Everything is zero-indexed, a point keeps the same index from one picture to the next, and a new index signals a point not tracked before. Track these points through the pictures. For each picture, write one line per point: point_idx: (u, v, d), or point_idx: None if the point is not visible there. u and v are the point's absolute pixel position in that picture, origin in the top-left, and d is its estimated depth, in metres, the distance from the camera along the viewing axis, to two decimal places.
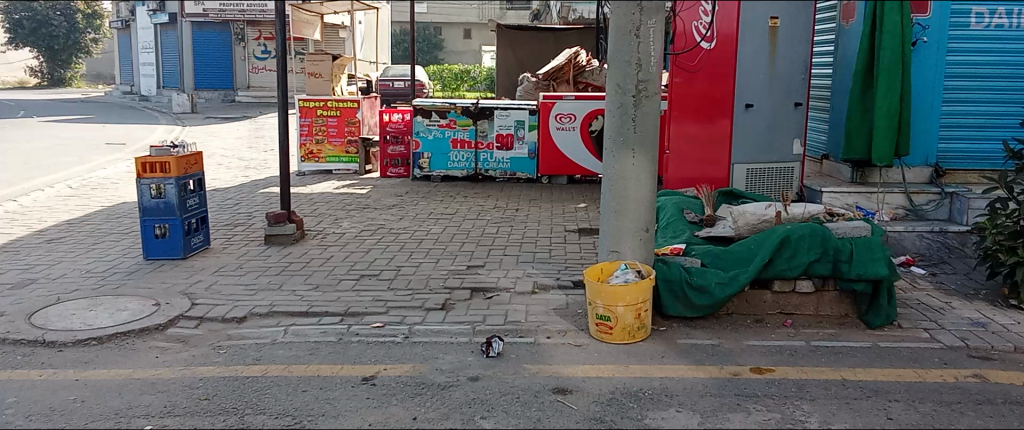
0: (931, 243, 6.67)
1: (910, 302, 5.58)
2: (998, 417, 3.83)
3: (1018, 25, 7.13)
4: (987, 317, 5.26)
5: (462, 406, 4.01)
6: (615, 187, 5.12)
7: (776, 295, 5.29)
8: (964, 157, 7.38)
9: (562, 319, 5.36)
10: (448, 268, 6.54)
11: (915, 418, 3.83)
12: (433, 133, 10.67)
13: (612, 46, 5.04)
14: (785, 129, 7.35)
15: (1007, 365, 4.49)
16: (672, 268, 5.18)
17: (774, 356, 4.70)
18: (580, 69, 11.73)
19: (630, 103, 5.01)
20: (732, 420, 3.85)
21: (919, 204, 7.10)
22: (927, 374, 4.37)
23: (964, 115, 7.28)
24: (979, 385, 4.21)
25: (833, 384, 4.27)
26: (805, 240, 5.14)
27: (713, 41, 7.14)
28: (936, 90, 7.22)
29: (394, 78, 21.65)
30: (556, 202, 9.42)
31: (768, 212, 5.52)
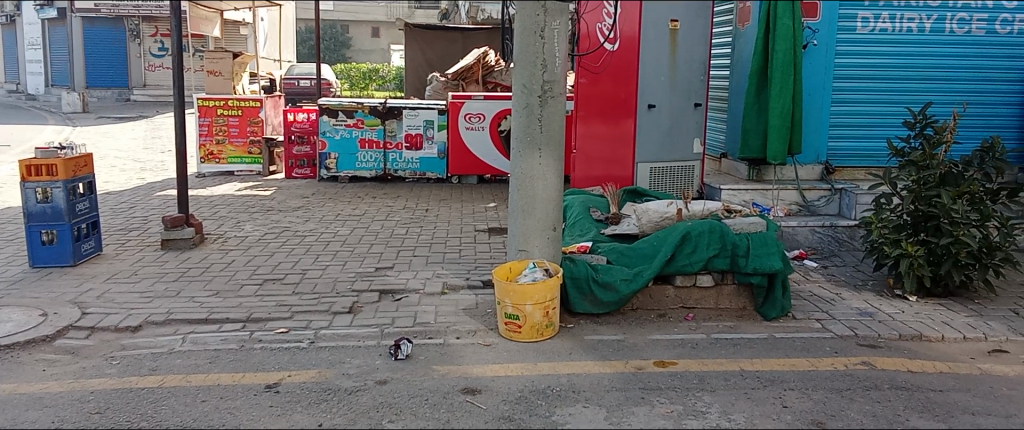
0: (823, 237, 7.01)
1: (803, 294, 5.83)
2: (884, 402, 4.03)
3: (901, 29, 7.54)
4: (873, 306, 5.55)
5: (369, 411, 3.95)
6: (522, 186, 5.13)
7: (678, 290, 5.44)
8: (852, 155, 7.76)
9: (471, 319, 5.35)
10: (356, 271, 6.43)
11: (808, 406, 4.00)
12: (340, 133, 10.48)
13: (517, 46, 5.05)
14: (685, 129, 7.57)
15: (891, 352, 4.74)
16: (579, 266, 5.25)
17: (677, 349, 4.83)
18: (489, 69, 11.79)
19: (535, 103, 5.04)
20: (637, 413, 3.93)
21: (811, 201, 7.42)
22: (819, 363, 4.57)
23: (851, 115, 7.66)
24: (866, 372, 4.43)
25: (732, 375, 4.41)
26: (705, 237, 5.29)
27: (617, 43, 7.26)
28: (825, 92, 7.56)
29: (300, 76, 21.14)
30: (466, 202, 9.41)
31: (669, 210, 5.67)
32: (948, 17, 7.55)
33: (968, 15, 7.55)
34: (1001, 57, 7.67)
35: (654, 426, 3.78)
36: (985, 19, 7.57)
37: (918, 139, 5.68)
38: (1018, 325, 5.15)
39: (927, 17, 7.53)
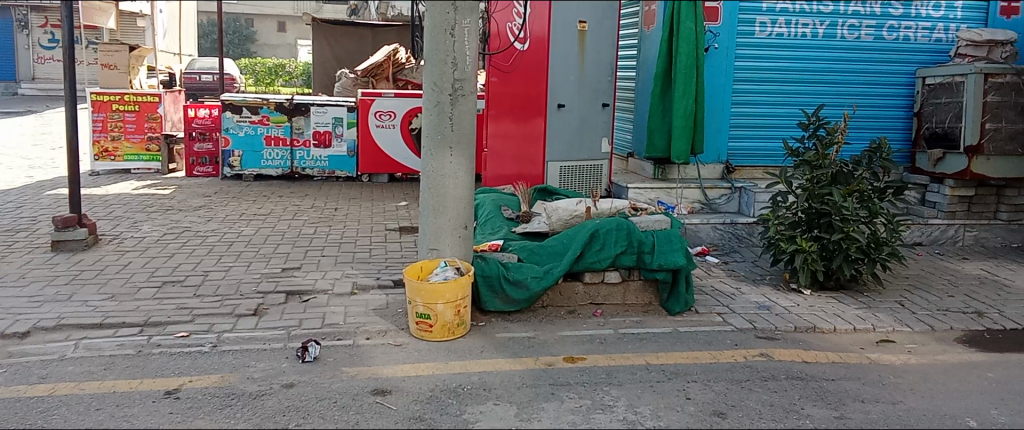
0: (724, 234, 7.28)
1: (705, 289, 6.04)
2: (781, 392, 4.22)
3: (797, 34, 7.89)
4: (771, 300, 5.79)
5: (275, 415, 3.86)
6: (432, 184, 5.11)
7: (587, 286, 5.53)
8: (750, 154, 8.07)
9: (381, 319, 5.30)
10: (261, 271, 6.27)
11: (710, 397, 4.15)
12: (244, 130, 10.16)
13: (427, 44, 5.04)
14: (594, 129, 7.66)
15: (787, 344, 4.97)
16: (490, 264, 5.27)
17: (585, 345, 4.92)
18: (399, 67, 11.66)
19: (446, 101, 5.03)
20: (546, 409, 3.98)
21: (713, 199, 7.70)
22: (720, 355, 4.74)
23: (750, 116, 7.97)
24: (764, 363, 4.63)
25: (638, 369, 4.52)
26: (612, 234, 5.40)
27: (527, 42, 7.35)
28: (726, 94, 7.83)
29: (201, 71, 20.40)
30: (376, 201, 9.30)
31: (578, 208, 5.77)
32: (839, 23, 7.96)
33: (858, 21, 7.99)
34: (888, 62, 8.09)
35: (564, 421, 3.83)
36: (874, 26, 8.01)
37: (812, 139, 5.94)
38: (903, 316, 5.47)
39: (821, 23, 7.92)
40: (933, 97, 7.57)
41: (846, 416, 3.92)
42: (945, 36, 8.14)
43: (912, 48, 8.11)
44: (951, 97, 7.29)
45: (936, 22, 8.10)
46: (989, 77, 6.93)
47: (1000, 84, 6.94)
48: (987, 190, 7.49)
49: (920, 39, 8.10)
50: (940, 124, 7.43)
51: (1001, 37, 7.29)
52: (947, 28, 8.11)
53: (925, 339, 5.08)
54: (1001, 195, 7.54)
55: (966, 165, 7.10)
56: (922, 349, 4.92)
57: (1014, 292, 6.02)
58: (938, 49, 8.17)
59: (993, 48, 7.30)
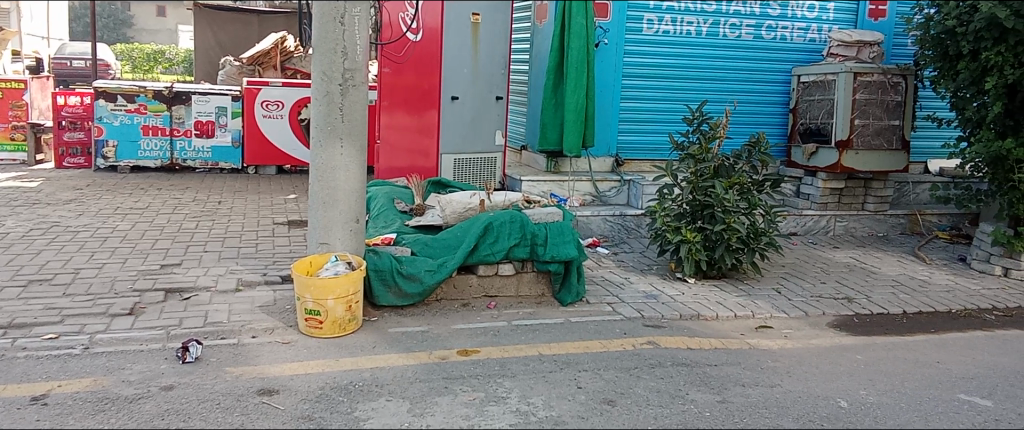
0: (613, 225, 7.43)
1: (596, 279, 6.17)
2: (668, 378, 4.35)
3: (681, 32, 8.14)
4: (657, 289, 5.97)
5: (153, 419, 3.66)
6: (322, 177, 4.97)
7: (481, 279, 5.53)
8: (639, 148, 8.27)
9: (268, 316, 5.13)
10: (138, 269, 5.94)
11: (600, 385, 4.23)
12: (120, 119, 9.65)
13: (316, 32, 4.89)
14: (487, 121, 7.65)
15: (673, 332, 5.13)
16: (382, 258, 5.19)
17: (479, 337, 4.91)
18: (287, 55, 11.28)
19: (336, 91, 4.90)
20: (439, 403, 3.95)
21: (602, 191, 7.84)
22: (610, 344, 4.85)
23: (638, 111, 8.16)
24: (652, 351, 4.76)
25: (531, 360, 4.56)
26: (506, 226, 5.43)
27: (420, 33, 7.22)
28: (615, 89, 7.99)
29: (72, 56, 19.18)
30: (264, 194, 8.99)
31: (473, 200, 5.75)
32: (722, 22, 8.27)
33: (739, 21, 8.32)
34: (766, 60, 8.46)
35: (457, 415, 3.82)
36: (753, 25, 8.36)
37: (695, 134, 6.14)
38: (780, 302, 5.74)
39: (704, 21, 8.21)
40: (808, 94, 7.98)
41: (728, 400, 4.08)
42: (818, 37, 8.59)
43: (789, 47, 8.51)
44: (825, 94, 7.70)
45: (810, 23, 8.53)
46: (857, 77, 7.36)
47: (868, 82, 7.38)
48: (856, 182, 7.92)
49: (796, 39, 8.51)
50: (814, 120, 7.85)
51: (869, 38, 7.70)
52: (821, 29, 8.57)
53: (799, 325, 5.36)
54: (868, 187, 7.98)
55: (837, 159, 7.51)
56: (797, 334, 5.18)
57: (880, 278, 6.43)
58: (812, 49, 8.60)
59: (862, 49, 7.72)
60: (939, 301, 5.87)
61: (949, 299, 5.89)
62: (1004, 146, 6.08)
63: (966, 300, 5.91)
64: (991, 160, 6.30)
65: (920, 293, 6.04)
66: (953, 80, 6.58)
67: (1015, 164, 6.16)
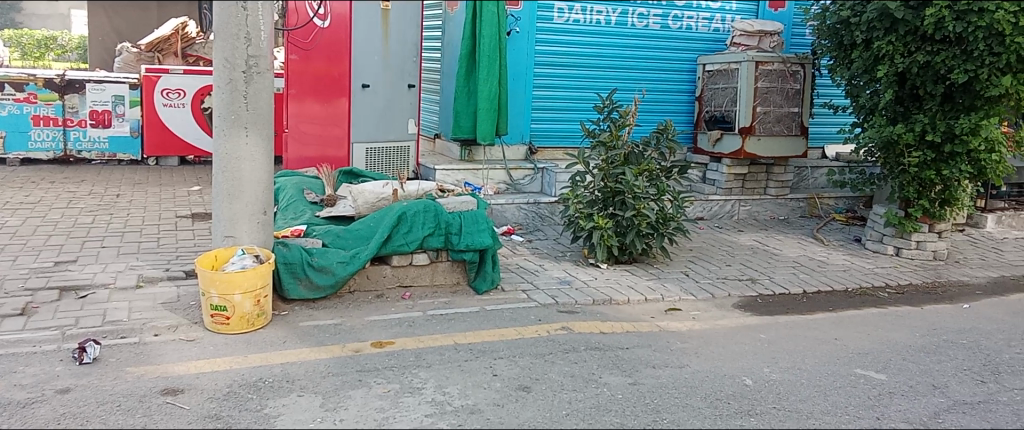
0: (527, 213, 7.47)
1: (511, 266, 6.19)
2: (581, 362, 4.41)
3: (591, 21, 8.22)
4: (571, 275, 6.04)
5: (48, 425, 3.47)
6: (227, 167, 4.80)
7: (394, 269, 5.47)
8: (552, 136, 8.33)
9: (171, 313, 4.93)
10: (29, 266, 5.62)
11: (515, 372, 4.25)
12: (7, 109, 9.08)
13: (217, 18, 4.71)
14: (400, 110, 7.53)
15: (586, 317, 5.20)
16: (292, 250, 5.06)
17: (393, 328, 4.86)
18: (189, 41, 10.79)
19: (239, 79, 4.74)
20: (353, 397, 3.89)
21: (517, 179, 7.88)
22: (525, 331, 4.87)
23: (550, 99, 8.21)
24: (565, 336, 4.82)
25: (446, 349, 4.54)
26: (420, 216, 5.38)
27: (328, 19, 7.04)
28: (527, 77, 8.02)
29: None
30: (166, 186, 8.64)
31: (385, 190, 5.66)
32: (630, 12, 8.40)
33: (646, 10, 8.47)
34: (673, 49, 8.65)
35: (371, 408, 3.77)
36: (660, 15, 8.53)
37: (606, 121, 6.22)
38: (687, 285, 5.90)
39: (613, 11, 8.32)
40: (712, 83, 8.19)
41: (640, 382, 4.17)
42: (723, 27, 8.82)
43: (694, 37, 8.71)
44: (728, 83, 7.93)
45: (714, 13, 8.75)
46: (759, 65, 7.60)
47: (769, 71, 7.64)
48: (758, 168, 8.20)
49: (701, 29, 8.73)
50: (718, 108, 8.08)
51: (770, 28, 7.96)
52: (725, 19, 8.80)
53: (707, 306, 5.52)
54: (770, 173, 8.29)
55: (741, 145, 7.74)
56: (705, 315, 5.34)
57: (781, 260, 6.69)
58: (717, 38, 8.82)
59: (763, 38, 7.98)
60: (837, 280, 6.15)
61: (846, 278, 6.19)
62: (895, 131, 6.39)
63: (862, 278, 6.22)
64: (883, 145, 6.61)
65: (819, 273, 6.32)
66: (847, 69, 6.87)
67: (905, 149, 6.49)
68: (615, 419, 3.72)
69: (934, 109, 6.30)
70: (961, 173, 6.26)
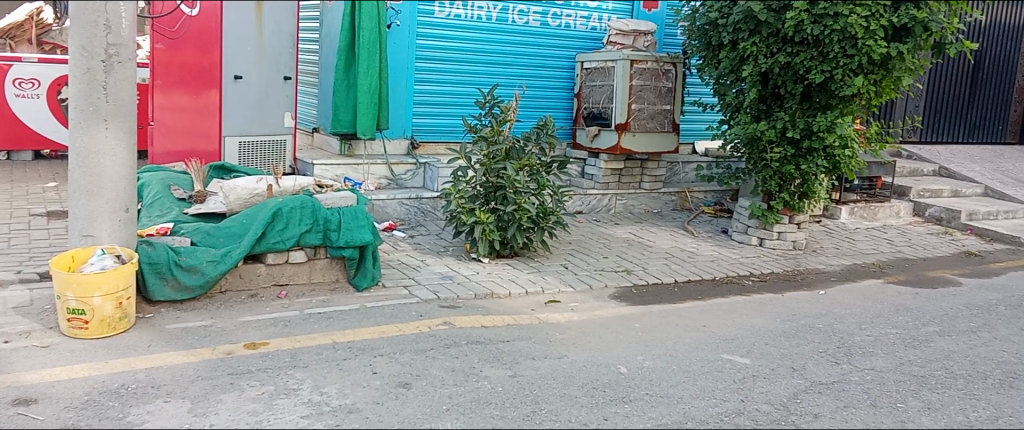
0: (409, 209, 7.41)
1: (392, 263, 6.12)
2: (462, 357, 4.41)
3: (472, 16, 8.23)
4: (453, 270, 6.04)
5: None
6: (84, 162, 4.51)
7: (269, 268, 5.30)
8: (433, 131, 8.30)
9: (23, 319, 4.59)
10: None
11: (395, 369, 4.21)
12: None
13: (73, 3, 4.41)
14: (275, 102, 7.28)
15: (468, 311, 5.21)
16: (158, 249, 4.82)
17: (268, 329, 4.71)
18: (45, 29, 10.13)
19: (98, 68, 4.46)
20: (224, 401, 3.75)
21: (398, 174, 7.79)
22: (406, 327, 4.83)
23: (432, 93, 8.17)
24: (447, 331, 4.80)
25: (324, 349, 4.44)
26: (296, 212, 5.23)
27: (197, 8, 6.71)
28: (408, 71, 7.94)
29: None
30: (18, 182, 8.03)
31: (259, 186, 5.47)
32: (510, 8, 8.47)
33: (526, 7, 8.56)
34: (553, 46, 8.78)
35: (244, 411, 3.64)
36: (540, 12, 8.64)
37: (487, 117, 6.23)
38: (567, 277, 6.03)
39: (494, 7, 8.36)
40: (590, 80, 8.37)
41: (519, 374, 4.22)
42: (600, 25, 9.03)
43: (572, 35, 8.88)
44: (605, 80, 8.14)
45: (591, 12, 8.95)
46: (634, 64, 7.85)
47: (643, 69, 7.90)
48: (633, 163, 8.45)
49: (579, 27, 8.90)
50: (596, 105, 8.28)
51: (644, 27, 8.22)
52: (601, 18, 9.02)
53: (584, 298, 5.65)
54: (644, 168, 8.55)
55: (617, 141, 7.96)
56: (583, 306, 5.46)
57: (655, 251, 6.93)
58: (594, 36, 9.02)
59: (637, 37, 8.24)
60: (706, 270, 6.44)
61: (714, 268, 6.49)
62: (758, 128, 6.76)
63: (729, 267, 6.53)
64: (748, 141, 6.97)
65: (690, 263, 6.59)
66: (715, 68, 7.19)
67: (768, 145, 6.86)
68: (494, 411, 3.75)
69: (794, 107, 6.69)
70: (818, 167, 6.65)
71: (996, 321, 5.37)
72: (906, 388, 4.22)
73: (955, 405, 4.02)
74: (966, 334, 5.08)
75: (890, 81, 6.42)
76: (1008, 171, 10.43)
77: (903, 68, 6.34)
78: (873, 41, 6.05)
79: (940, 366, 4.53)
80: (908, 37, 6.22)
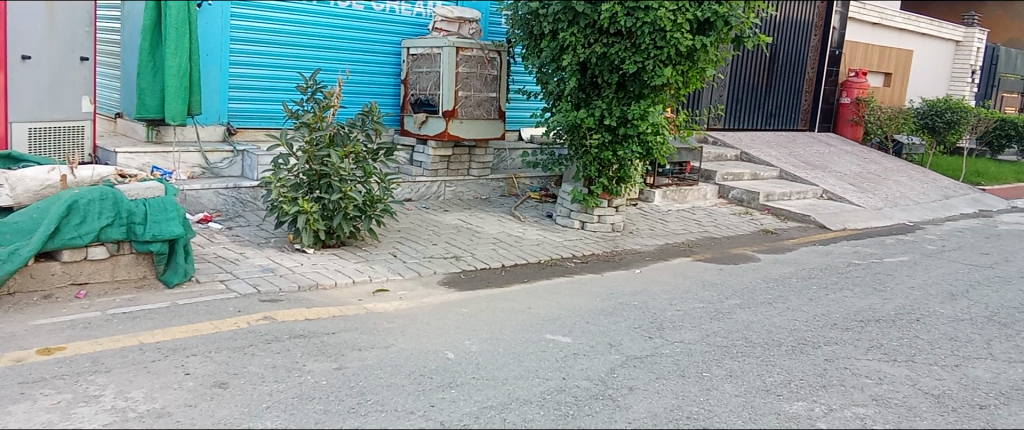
0: (226, 199, 7.06)
1: (207, 256, 5.81)
2: (284, 352, 4.26)
3: None
4: (274, 262, 5.82)
5: None
6: None
7: (65, 266, 4.88)
8: (252, 117, 7.94)
9: None
10: None
11: (210, 368, 4.00)
12: None
13: None
14: (68, 85, 6.64)
15: (290, 304, 5.04)
16: None
17: (65, 332, 4.33)
18: None
19: None
20: (14, 413, 3.41)
21: (213, 163, 7.41)
22: (222, 324, 4.60)
23: (251, 77, 7.82)
24: (267, 326, 4.62)
25: (130, 351, 4.14)
26: (95, 205, 4.84)
27: None
28: (223, 53, 7.55)
29: None
30: None
31: (51, 177, 5.02)
32: None
33: None
34: (378, 32, 8.66)
35: (37, 423, 3.33)
36: None
37: (309, 102, 6.04)
38: (395, 265, 5.98)
39: None
40: (417, 67, 8.31)
41: (344, 366, 4.14)
42: (425, 11, 9.02)
43: (397, 20, 8.80)
44: (431, 67, 8.11)
45: None
46: (460, 51, 7.90)
47: (469, 57, 7.97)
48: (461, 150, 8.50)
49: (404, 12, 8.84)
50: (423, 91, 8.24)
51: (468, 15, 8.28)
52: (426, 4, 9.01)
53: (413, 286, 5.63)
54: (472, 154, 8.63)
55: (445, 128, 7.97)
56: (411, 294, 5.44)
57: (483, 237, 7.02)
58: (419, 22, 9.00)
59: (462, 25, 8.28)
60: (532, 253, 6.60)
61: (539, 251, 6.67)
62: (578, 116, 7.01)
63: (553, 251, 6.74)
64: (569, 128, 7.20)
65: (516, 248, 6.74)
66: (537, 57, 7.34)
67: (588, 131, 7.13)
68: (318, 406, 3.65)
69: (610, 96, 6.99)
70: (633, 153, 6.99)
71: (788, 293, 5.90)
72: (711, 357, 4.54)
73: (754, 371, 4.37)
74: (763, 305, 5.55)
75: (695, 72, 6.84)
76: (800, 155, 11.49)
77: (707, 59, 6.79)
78: (680, 33, 6.43)
79: (740, 336, 4.92)
80: (711, 30, 6.64)
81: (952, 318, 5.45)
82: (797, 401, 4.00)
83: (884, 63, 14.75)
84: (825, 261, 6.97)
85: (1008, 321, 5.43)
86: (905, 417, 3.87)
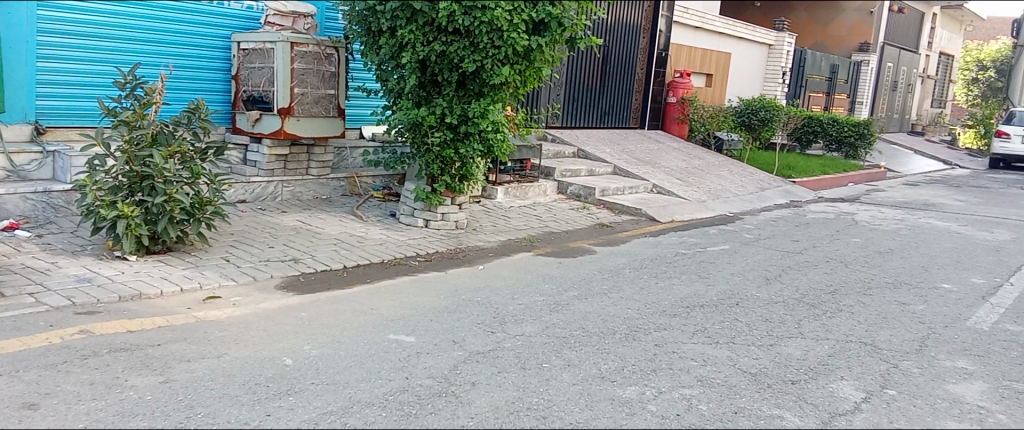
0: (35, 204, 6.50)
1: (13, 267, 5.32)
2: (103, 367, 3.99)
3: None
4: (91, 271, 5.42)
5: None
6: None
7: None
8: (64, 115, 7.35)
9: None
10: None
11: (16, 389, 3.67)
12: None
13: None
14: None
15: (111, 316, 4.72)
16: None
17: None
18: None
19: None
20: None
21: (20, 165, 6.81)
22: (32, 341, 4.23)
23: (61, 73, 7.22)
24: (84, 341, 4.30)
25: None
26: None
27: None
28: (27, 45, 6.94)
29: None
30: None
31: None
32: None
33: None
34: (204, 25, 8.25)
35: None
36: None
37: (126, 99, 5.65)
38: (228, 271, 5.73)
39: None
40: (248, 62, 7.93)
41: (171, 379, 3.92)
42: (256, 5, 8.66)
43: (224, 13, 8.42)
44: (264, 62, 7.76)
45: None
46: (295, 46, 7.68)
47: (304, 52, 7.75)
48: (299, 149, 8.30)
49: (232, 5, 8.47)
50: (256, 88, 7.88)
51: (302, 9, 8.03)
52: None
53: (248, 291, 5.42)
54: (310, 153, 8.45)
55: (280, 126, 7.72)
56: (245, 300, 5.23)
57: (323, 238, 6.87)
58: (250, 16, 8.64)
59: (296, 19, 8.04)
60: (374, 253, 6.54)
61: (381, 251, 6.62)
62: (419, 114, 7.00)
63: (396, 250, 6.71)
64: (410, 126, 7.17)
65: (358, 248, 6.65)
66: (376, 54, 7.24)
67: (429, 129, 7.14)
68: (142, 423, 3.44)
69: (450, 94, 7.04)
70: (474, 151, 7.11)
71: (621, 282, 6.20)
72: (550, 348, 4.68)
73: (590, 359, 4.55)
74: (599, 296, 5.79)
75: (532, 71, 7.05)
76: (632, 152, 12.07)
77: (542, 59, 7.01)
78: (516, 34, 6.58)
79: (577, 326, 5.10)
80: (545, 31, 6.83)
81: (767, 301, 5.92)
82: (630, 386, 4.21)
83: (707, 64, 15.77)
84: (656, 252, 7.37)
85: (816, 302, 5.97)
86: (726, 395, 4.15)
